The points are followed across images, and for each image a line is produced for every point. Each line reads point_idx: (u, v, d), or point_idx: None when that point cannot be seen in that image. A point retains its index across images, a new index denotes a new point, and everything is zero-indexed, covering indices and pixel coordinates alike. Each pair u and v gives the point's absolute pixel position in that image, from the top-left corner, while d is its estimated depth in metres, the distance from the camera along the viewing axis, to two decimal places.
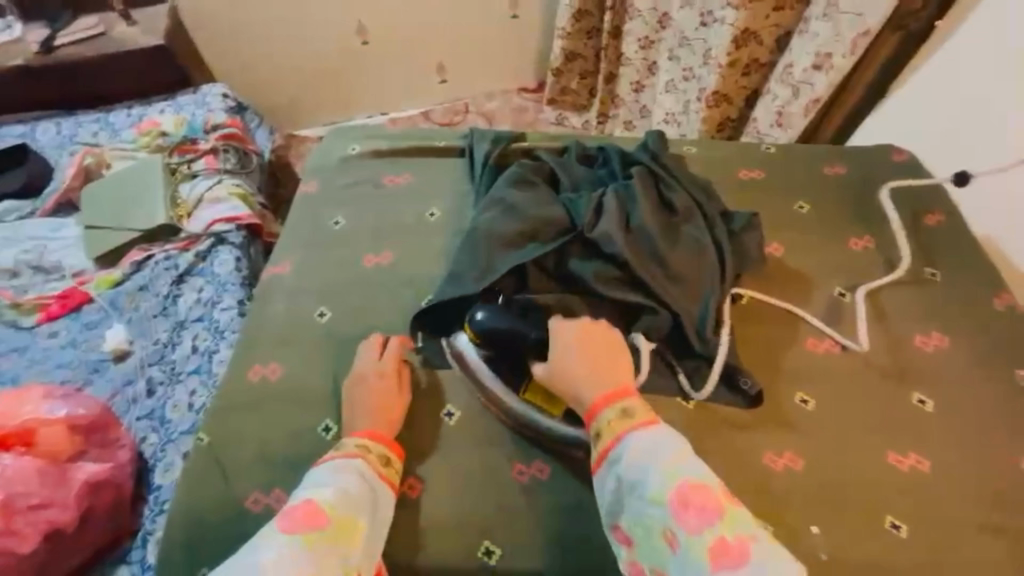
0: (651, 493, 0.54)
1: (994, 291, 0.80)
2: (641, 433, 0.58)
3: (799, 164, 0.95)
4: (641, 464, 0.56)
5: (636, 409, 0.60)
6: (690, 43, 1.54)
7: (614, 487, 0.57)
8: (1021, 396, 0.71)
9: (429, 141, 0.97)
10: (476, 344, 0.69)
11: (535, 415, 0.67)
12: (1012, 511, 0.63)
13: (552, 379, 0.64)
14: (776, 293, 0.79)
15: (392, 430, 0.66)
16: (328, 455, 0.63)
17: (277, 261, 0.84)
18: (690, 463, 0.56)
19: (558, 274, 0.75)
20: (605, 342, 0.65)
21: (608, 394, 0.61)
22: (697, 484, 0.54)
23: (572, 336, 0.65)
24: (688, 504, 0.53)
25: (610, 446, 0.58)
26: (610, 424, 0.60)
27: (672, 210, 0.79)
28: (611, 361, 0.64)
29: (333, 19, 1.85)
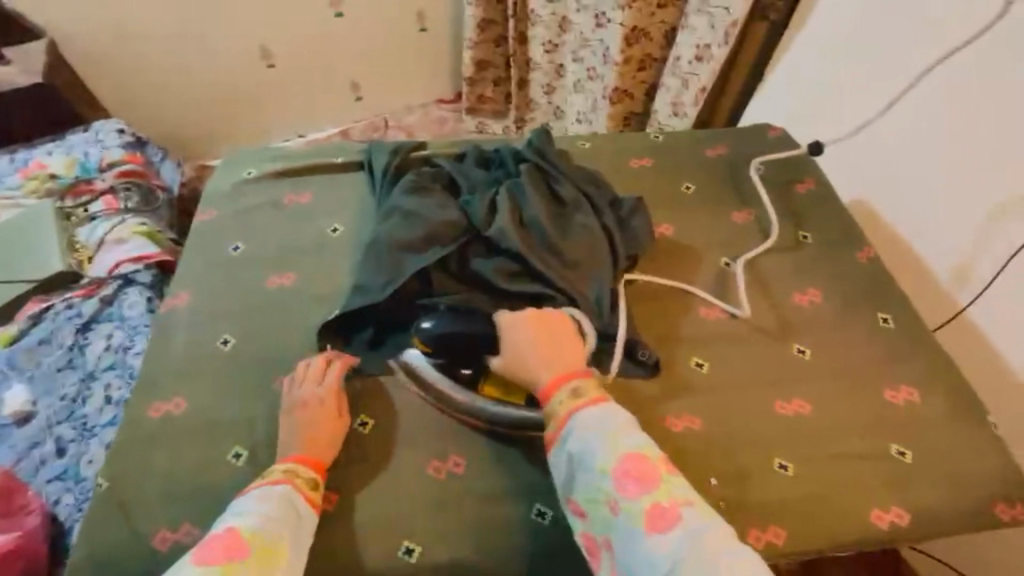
0: (598, 466, 0.57)
1: (858, 247, 0.90)
2: (590, 408, 0.60)
3: (684, 148, 1.02)
4: (586, 438, 0.59)
5: (586, 388, 0.62)
6: (591, 44, 1.63)
7: (564, 462, 0.59)
8: (882, 334, 0.79)
9: (329, 158, 0.97)
10: (426, 354, 0.70)
11: (497, 409, 0.69)
12: (880, 436, 0.70)
13: (508, 369, 0.66)
14: (668, 271, 0.85)
15: (327, 454, 0.65)
16: (255, 483, 0.62)
17: (175, 294, 0.81)
18: (632, 435, 0.59)
19: (462, 275, 0.77)
20: (552, 328, 0.67)
21: (561, 375, 0.63)
22: (638, 455, 0.57)
23: (519, 326, 0.66)
24: (630, 475, 0.56)
25: (562, 425, 0.60)
26: (563, 403, 0.61)
27: (564, 203, 0.83)
28: (561, 345, 0.65)
29: (235, 45, 1.82)
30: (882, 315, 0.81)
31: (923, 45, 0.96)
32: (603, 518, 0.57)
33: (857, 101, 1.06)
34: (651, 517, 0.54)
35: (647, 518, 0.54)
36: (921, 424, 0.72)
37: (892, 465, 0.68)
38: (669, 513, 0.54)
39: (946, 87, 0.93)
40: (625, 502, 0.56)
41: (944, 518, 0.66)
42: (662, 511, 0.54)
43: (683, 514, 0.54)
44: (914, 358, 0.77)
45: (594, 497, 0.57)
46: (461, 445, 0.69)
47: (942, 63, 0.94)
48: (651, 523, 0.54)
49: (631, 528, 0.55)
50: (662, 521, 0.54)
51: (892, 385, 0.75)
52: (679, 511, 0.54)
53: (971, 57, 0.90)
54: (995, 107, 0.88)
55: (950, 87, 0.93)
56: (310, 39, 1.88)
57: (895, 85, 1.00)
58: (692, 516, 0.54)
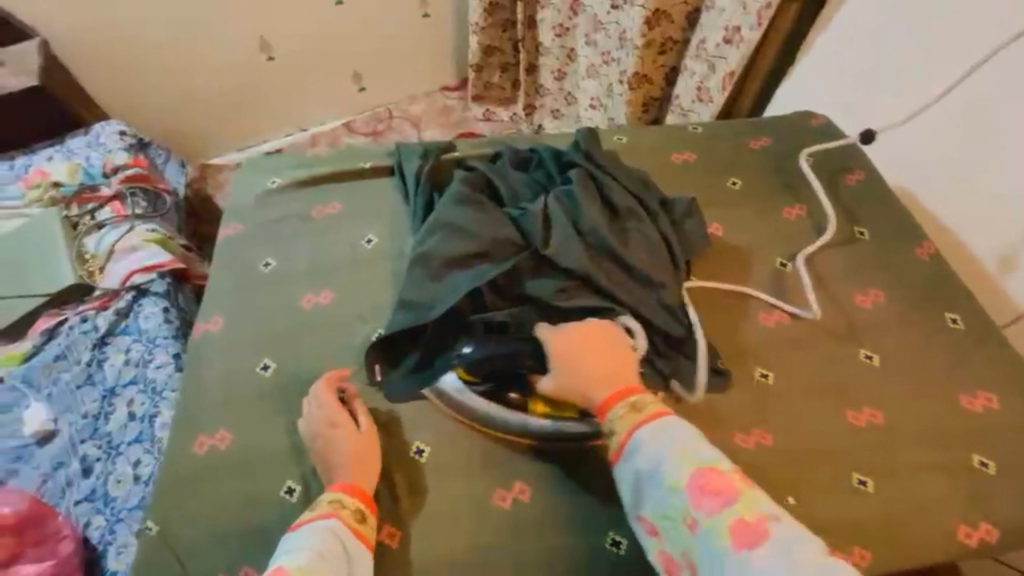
0: (668, 481, 0.55)
1: (916, 241, 0.86)
2: (654, 422, 0.58)
3: (726, 140, 0.97)
4: (655, 453, 0.57)
5: (645, 403, 0.60)
6: (605, 27, 1.57)
7: (632, 479, 0.58)
8: (950, 336, 0.76)
9: (355, 163, 0.92)
10: (468, 380, 0.68)
11: (548, 424, 0.67)
12: (958, 446, 0.68)
13: (559, 390, 0.63)
14: (724, 276, 0.81)
15: (370, 481, 0.63)
16: (302, 518, 0.59)
17: (207, 317, 0.77)
18: (705, 447, 0.56)
19: (517, 297, 0.73)
20: (597, 343, 0.64)
21: (617, 391, 0.61)
22: (712, 469, 0.55)
23: (567, 341, 0.63)
24: (705, 490, 0.54)
25: (624, 441, 0.59)
26: (623, 419, 0.59)
27: (614, 207, 0.79)
28: (608, 363, 0.63)
29: (232, 37, 1.74)
30: (949, 315, 0.78)
31: (987, 29, 0.90)
32: (681, 535, 0.54)
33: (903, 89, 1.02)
34: (734, 533, 0.51)
35: (730, 534, 0.51)
36: (999, 431, 0.69)
37: (973, 476, 0.66)
38: (754, 529, 0.51)
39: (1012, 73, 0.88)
40: (704, 518, 0.53)
41: None
42: (748, 526, 0.51)
43: (770, 528, 0.51)
44: (982, 359, 0.74)
45: (668, 514, 0.55)
46: (524, 472, 0.66)
47: (1005, 49, 0.88)
48: (734, 540, 0.51)
49: (713, 546, 0.52)
50: (747, 538, 0.51)
51: (967, 391, 0.72)
52: (766, 526, 0.51)
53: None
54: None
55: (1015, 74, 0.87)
56: (308, 28, 1.80)
57: (950, 71, 0.95)
58: (781, 532, 0.51)
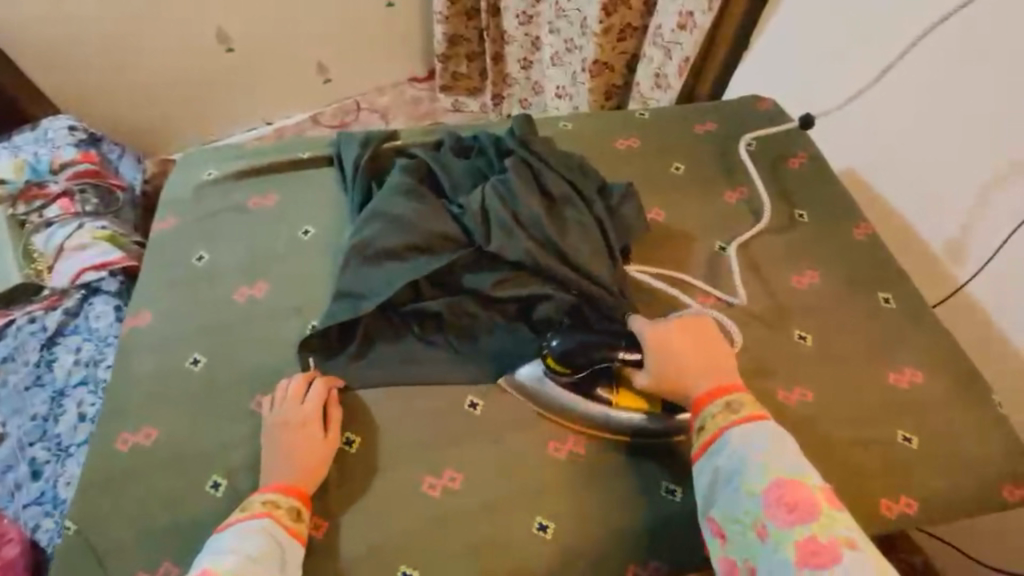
0: (746, 486, 0.56)
1: (855, 224, 0.87)
2: (748, 426, 0.59)
3: (673, 125, 0.97)
4: (739, 456, 0.57)
5: (742, 403, 0.61)
6: (566, 14, 1.56)
7: (710, 476, 0.58)
8: (882, 315, 0.77)
9: (294, 154, 0.90)
10: (556, 372, 0.68)
11: (630, 419, 0.67)
12: (883, 422, 0.69)
13: (654, 384, 0.64)
14: (661, 260, 0.81)
15: (312, 484, 0.62)
16: (232, 517, 0.59)
17: (137, 312, 0.75)
18: (793, 460, 0.56)
19: (455, 289, 0.74)
20: (700, 337, 0.65)
21: (716, 388, 0.62)
22: (793, 482, 0.55)
23: (664, 336, 0.65)
24: (784, 502, 0.54)
25: (712, 439, 0.59)
26: (716, 418, 0.60)
27: (551, 195, 0.78)
28: (710, 358, 0.64)
29: (188, 29, 1.70)
30: (883, 295, 0.79)
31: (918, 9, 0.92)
32: (748, 542, 0.54)
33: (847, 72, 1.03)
34: (803, 551, 0.52)
35: (800, 551, 0.52)
36: (924, 406, 0.70)
37: (896, 450, 0.67)
38: (827, 551, 0.51)
39: (944, 53, 0.89)
40: (776, 529, 0.53)
41: (949, 504, 0.65)
42: (820, 547, 0.51)
43: (844, 556, 0.51)
44: (913, 338, 0.76)
45: (738, 518, 0.55)
46: (455, 460, 0.66)
47: (935, 30, 0.90)
48: (804, 558, 0.51)
49: (780, 558, 0.52)
50: (817, 556, 0.51)
51: (896, 368, 0.73)
52: (839, 551, 0.51)
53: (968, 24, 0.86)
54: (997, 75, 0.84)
55: (947, 56, 0.89)
56: (269, 16, 1.76)
57: (889, 52, 0.96)
58: (853, 558, 0.51)
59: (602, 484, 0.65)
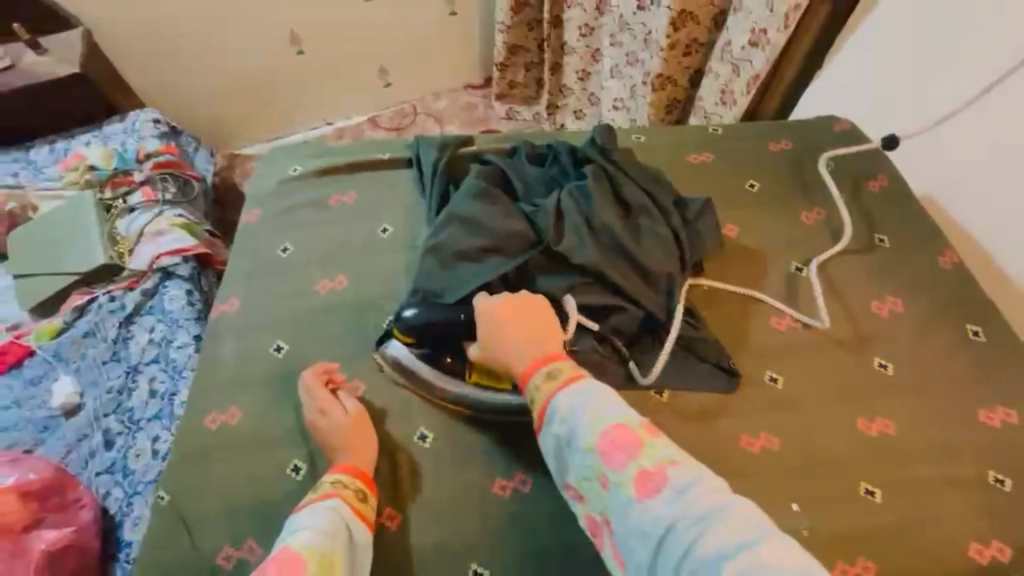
0: (580, 443, 0.55)
1: (939, 252, 0.83)
2: (569, 386, 0.58)
3: (745, 141, 0.96)
4: (568, 416, 0.57)
5: (561, 368, 0.60)
6: (631, 28, 1.56)
7: (552, 445, 0.58)
8: (969, 349, 0.74)
9: (374, 155, 0.94)
10: (407, 343, 0.70)
11: (485, 395, 0.68)
12: (972, 461, 0.66)
13: (484, 358, 0.65)
14: (734, 278, 0.80)
15: (366, 464, 0.64)
16: (305, 500, 0.61)
17: (225, 297, 0.80)
18: (613, 404, 0.57)
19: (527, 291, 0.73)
20: (526, 311, 0.65)
21: (539, 359, 0.61)
22: (618, 424, 0.55)
23: (489, 312, 0.65)
24: (613, 444, 0.54)
25: (544, 407, 0.58)
26: (540, 387, 0.59)
27: (627, 207, 0.78)
28: (535, 330, 0.63)
29: (263, 32, 1.79)
30: (971, 327, 0.76)
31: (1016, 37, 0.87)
32: (597, 495, 0.54)
33: (929, 98, 0.99)
34: (638, 484, 0.52)
35: (636, 485, 0.52)
36: (1017, 447, 0.67)
37: (987, 492, 0.64)
38: (657, 476, 0.52)
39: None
40: (613, 474, 0.53)
41: None
42: (650, 474, 0.52)
43: (671, 473, 0.52)
44: (1006, 375, 0.72)
45: (586, 476, 0.55)
46: (523, 463, 0.67)
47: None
48: (640, 490, 0.52)
49: (624, 501, 0.52)
50: (651, 485, 0.52)
51: (986, 405, 0.70)
52: (666, 472, 0.52)
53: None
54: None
55: None
56: (339, 22, 1.83)
57: (981, 81, 0.92)
58: (681, 476, 0.52)
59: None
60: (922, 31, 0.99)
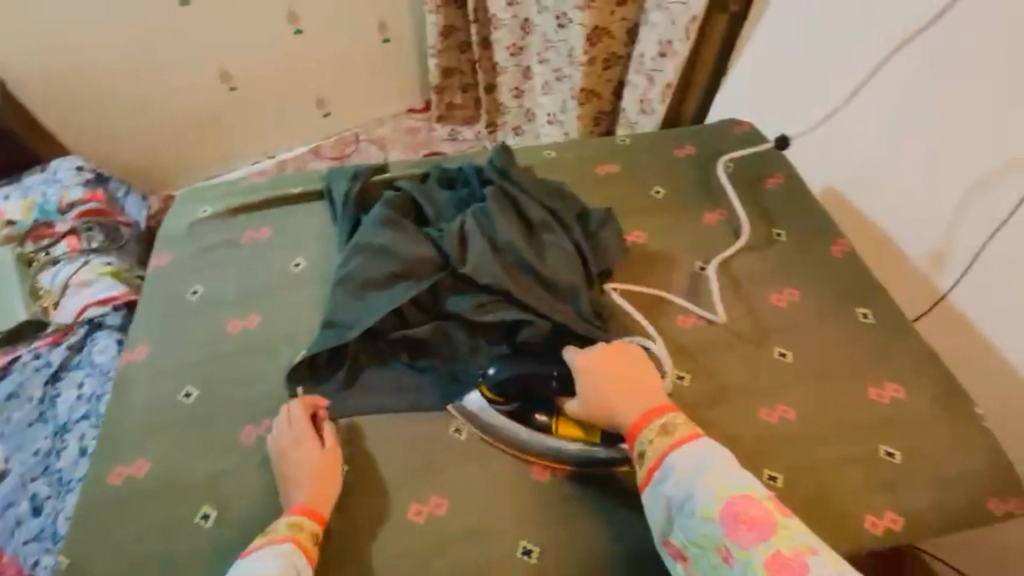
0: (700, 509, 0.56)
1: (834, 241, 0.88)
2: (684, 446, 0.60)
3: (654, 150, 1.00)
4: (686, 477, 0.58)
5: (675, 425, 0.62)
6: (555, 45, 1.61)
7: (664, 504, 0.58)
8: (867, 330, 0.78)
9: (286, 188, 0.94)
10: (493, 400, 0.70)
11: (572, 446, 0.68)
12: (868, 436, 0.70)
13: (584, 410, 0.66)
14: (645, 281, 0.83)
15: (328, 506, 0.63)
16: (256, 543, 0.59)
17: (132, 346, 0.78)
18: (736, 475, 0.57)
19: (439, 312, 0.76)
20: (629, 361, 0.68)
21: (652, 412, 0.63)
22: (746, 497, 0.55)
23: (589, 364, 0.67)
24: (739, 519, 0.54)
25: (656, 464, 0.60)
26: (653, 443, 0.61)
27: (532, 223, 0.81)
28: (643, 382, 0.66)
29: (189, 70, 1.76)
30: (862, 311, 0.80)
31: (885, 26, 0.95)
32: (715, 566, 0.54)
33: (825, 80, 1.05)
34: (769, 567, 0.51)
35: (767, 567, 0.51)
36: (909, 421, 0.71)
37: (884, 467, 0.67)
38: (792, 562, 0.51)
39: (912, 66, 0.93)
40: (738, 550, 0.53)
41: (933, 521, 0.65)
42: (783, 559, 0.51)
43: (809, 563, 0.51)
44: (900, 353, 0.76)
45: (700, 542, 0.55)
46: (450, 485, 0.67)
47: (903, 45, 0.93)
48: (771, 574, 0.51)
49: None
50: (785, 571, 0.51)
51: (878, 384, 0.74)
52: (803, 562, 0.51)
53: (940, 34, 0.89)
54: (967, 86, 0.87)
55: (914, 67, 0.93)
56: (270, 55, 1.84)
57: (866, 60, 0.98)
58: (820, 567, 0.51)
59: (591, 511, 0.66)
60: (801, 32, 1.07)
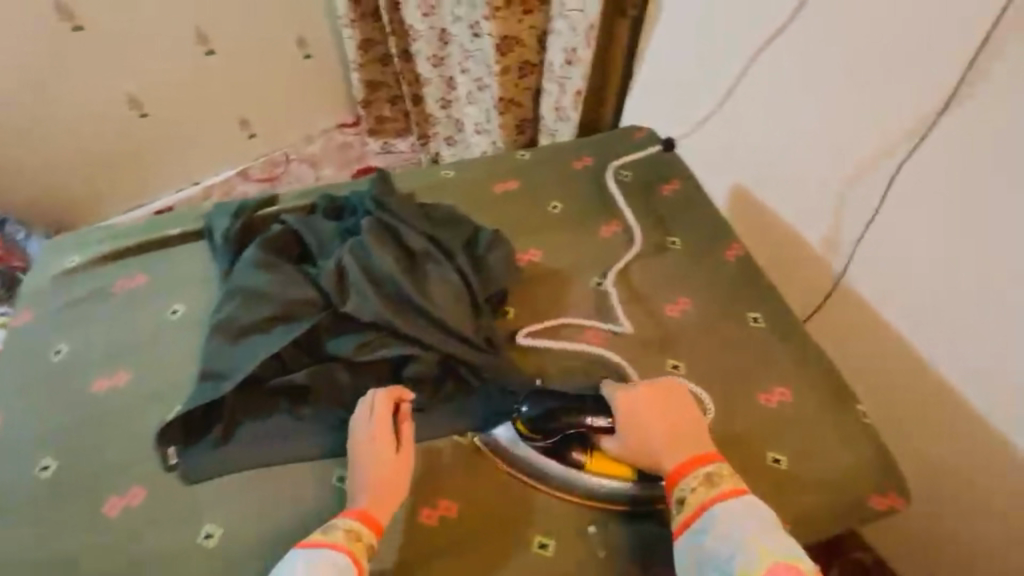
0: (738, 566, 0.66)
1: (726, 246, 1.06)
2: (729, 501, 0.72)
3: (554, 167, 1.18)
4: (734, 532, 0.68)
5: (718, 479, 0.74)
6: (473, 55, 1.64)
7: (703, 553, 0.69)
8: (748, 331, 0.96)
9: (165, 232, 1.06)
10: (527, 436, 0.82)
11: (604, 484, 0.81)
12: (742, 436, 0.85)
13: (626, 448, 0.79)
14: (546, 293, 1.00)
15: (384, 515, 0.75)
16: (321, 538, 0.71)
17: (82, 388, 0.89)
18: (783, 544, 0.67)
19: (320, 355, 0.89)
20: (670, 401, 0.81)
21: (692, 459, 0.77)
22: (788, 564, 0.65)
23: (637, 403, 0.80)
24: None
25: (700, 511, 0.72)
26: (694, 492, 0.73)
27: (412, 253, 0.93)
28: (685, 425, 0.79)
29: (99, 93, 1.79)
30: (752, 315, 0.98)
31: (742, 40, 1.13)
32: None
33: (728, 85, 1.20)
34: None
35: None
36: (790, 423, 0.87)
37: (769, 474, 0.82)
38: None
39: (767, 73, 1.11)
40: None
41: (810, 520, 0.81)
42: None
43: None
44: (780, 354, 0.94)
45: None
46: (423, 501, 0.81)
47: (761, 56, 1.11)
48: None
49: None
50: None
51: (767, 389, 0.90)
52: None
53: (785, 47, 1.07)
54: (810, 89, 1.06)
55: (771, 74, 1.11)
56: (188, 76, 1.87)
57: (757, 68, 1.14)
58: None
59: (509, 518, 0.80)
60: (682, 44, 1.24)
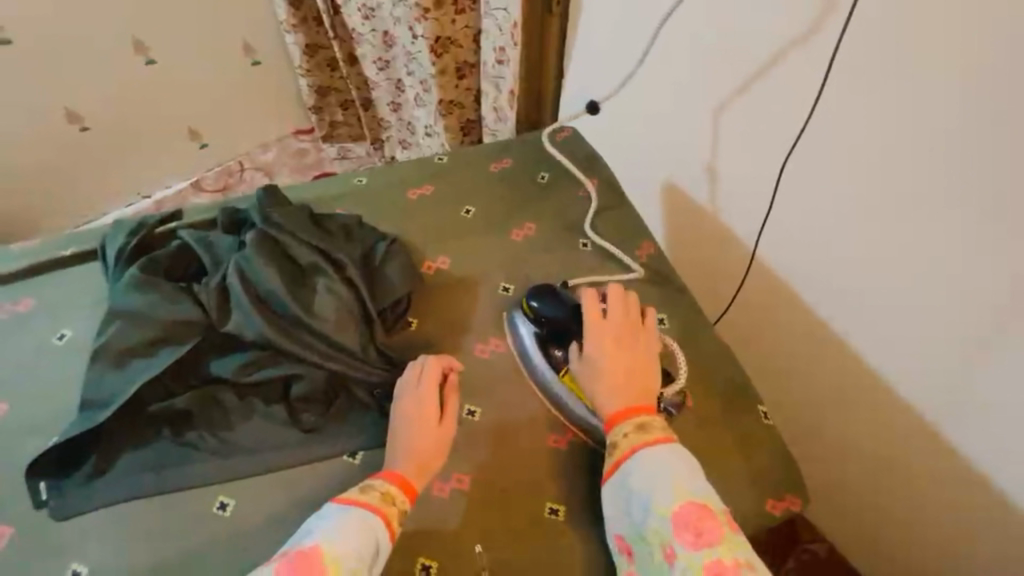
0: (657, 508, 0.68)
1: (636, 247, 1.03)
2: (653, 449, 0.72)
3: (470, 169, 1.14)
4: (650, 477, 0.70)
5: (652, 429, 0.74)
6: (416, 57, 1.57)
7: (620, 498, 0.72)
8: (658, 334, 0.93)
9: (57, 252, 1.01)
10: (530, 320, 0.90)
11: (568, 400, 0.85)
12: None
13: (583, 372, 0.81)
14: (454, 300, 0.97)
15: (419, 481, 0.76)
16: (355, 495, 0.72)
17: None
18: (697, 482, 0.70)
19: (207, 376, 0.85)
20: (640, 350, 0.82)
21: (635, 407, 0.77)
22: (700, 503, 0.68)
23: (612, 335, 0.82)
24: (690, 526, 0.66)
25: (625, 456, 0.73)
26: (627, 436, 0.74)
27: (302, 268, 0.89)
28: (644, 370, 0.80)
29: (30, 105, 1.67)
30: (659, 316, 0.94)
31: (664, 35, 1.10)
32: (657, 565, 0.67)
33: (655, 85, 1.17)
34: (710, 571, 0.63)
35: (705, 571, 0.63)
36: (689, 428, 0.84)
37: None
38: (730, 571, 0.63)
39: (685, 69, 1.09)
40: (682, 553, 0.65)
41: None
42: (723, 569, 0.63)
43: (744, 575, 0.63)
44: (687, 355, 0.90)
45: (648, 540, 0.68)
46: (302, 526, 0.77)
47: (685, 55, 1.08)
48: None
49: None
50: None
51: None
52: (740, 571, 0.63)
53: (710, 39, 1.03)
54: (727, 78, 1.03)
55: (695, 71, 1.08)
56: (129, 88, 1.79)
57: (677, 68, 1.11)
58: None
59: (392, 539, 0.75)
60: (608, 41, 1.20)
